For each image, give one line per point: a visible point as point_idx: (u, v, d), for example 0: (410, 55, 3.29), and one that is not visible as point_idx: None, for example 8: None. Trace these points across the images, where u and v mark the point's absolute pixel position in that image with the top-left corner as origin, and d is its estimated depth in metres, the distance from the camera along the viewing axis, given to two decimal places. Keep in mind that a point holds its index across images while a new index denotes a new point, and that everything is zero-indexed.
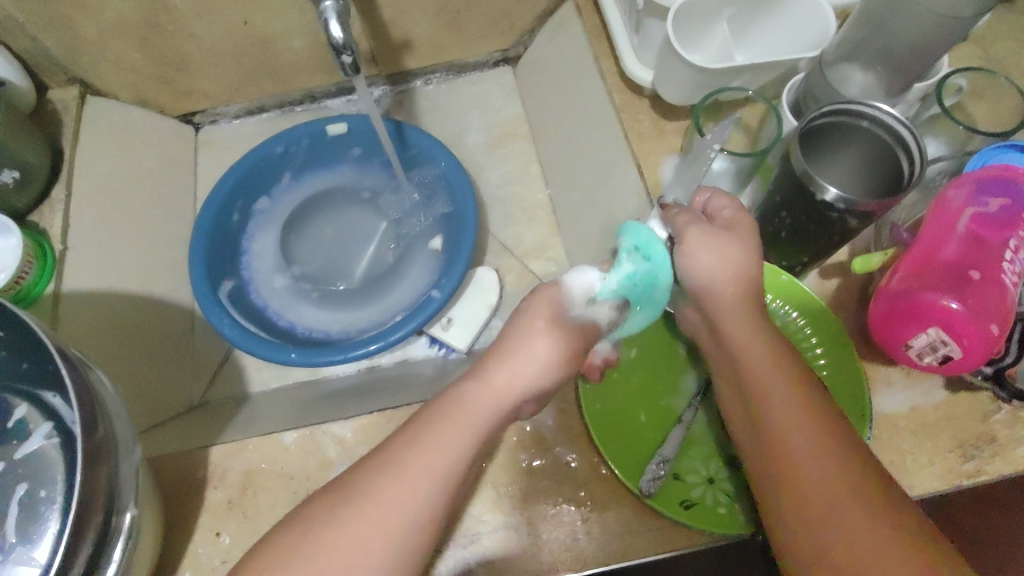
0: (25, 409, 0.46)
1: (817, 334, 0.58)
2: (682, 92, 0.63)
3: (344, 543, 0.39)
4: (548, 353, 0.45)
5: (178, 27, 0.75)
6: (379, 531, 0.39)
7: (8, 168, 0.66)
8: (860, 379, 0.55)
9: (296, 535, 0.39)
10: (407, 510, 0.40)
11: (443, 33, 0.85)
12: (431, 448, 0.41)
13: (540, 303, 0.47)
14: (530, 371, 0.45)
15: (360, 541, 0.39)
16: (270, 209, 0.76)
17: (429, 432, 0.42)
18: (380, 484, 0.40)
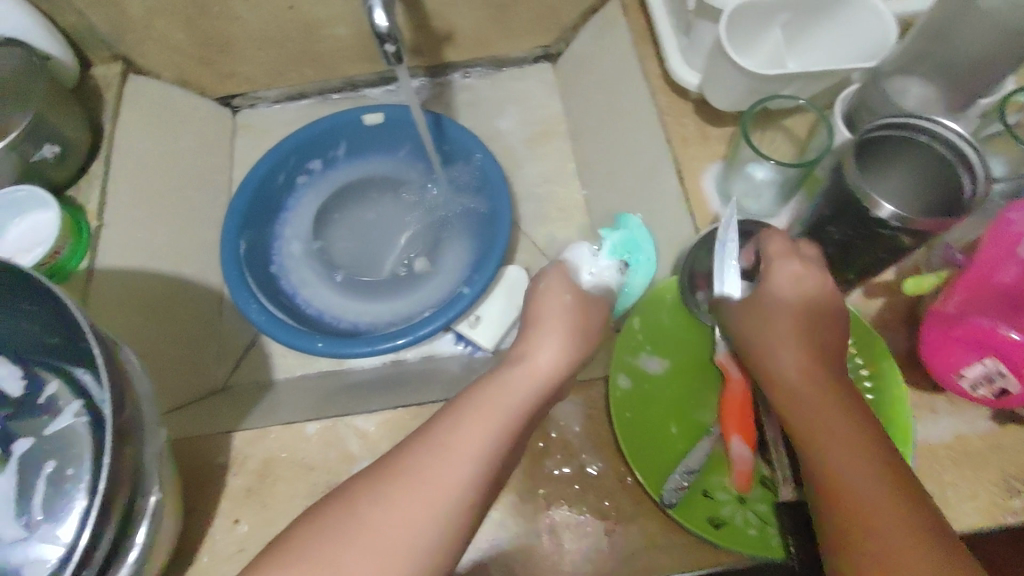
0: (55, 385, 0.47)
1: (862, 353, 0.55)
2: (729, 97, 0.61)
3: (392, 526, 0.38)
4: (569, 333, 0.47)
5: (224, 10, 0.76)
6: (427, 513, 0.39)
7: (49, 143, 0.66)
8: (906, 406, 0.52)
9: (338, 517, 0.39)
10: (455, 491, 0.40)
11: (486, 27, 0.84)
12: (477, 428, 0.42)
13: (556, 281, 0.50)
14: (553, 352, 0.46)
15: (407, 523, 0.39)
16: (316, 188, 0.76)
17: (473, 413, 0.42)
18: (425, 467, 0.40)
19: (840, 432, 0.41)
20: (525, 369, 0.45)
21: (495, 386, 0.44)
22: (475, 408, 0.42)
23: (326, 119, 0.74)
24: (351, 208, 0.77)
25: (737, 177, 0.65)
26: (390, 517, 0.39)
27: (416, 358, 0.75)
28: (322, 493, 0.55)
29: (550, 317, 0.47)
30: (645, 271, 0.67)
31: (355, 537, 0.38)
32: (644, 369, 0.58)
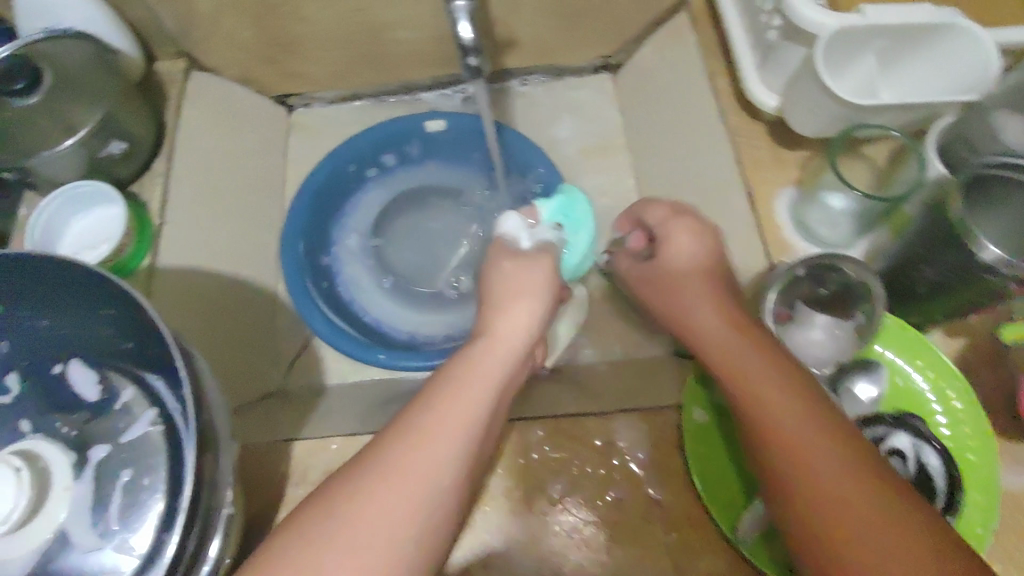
0: (130, 392, 0.47)
1: (964, 413, 0.52)
2: (814, 125, 0.60)
3: (375, 515, 0.40)
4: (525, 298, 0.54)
5: (291, 10, 0.75)
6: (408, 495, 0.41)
7: (116, 139, 0.67)
8: (994, 484, 0.49)
9: (320, 513, 0.40)
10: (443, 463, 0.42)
11: (550, 36, 0.83)
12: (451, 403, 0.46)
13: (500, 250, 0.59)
14: (510, 320, 0.53)
15: (390, 509, 0.40)
16: (382, 187, 0.76)
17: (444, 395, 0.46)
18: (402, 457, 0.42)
19: (788, 418, 0.44)
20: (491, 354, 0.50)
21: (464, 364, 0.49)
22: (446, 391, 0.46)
23: (395, 124, 0.74)
24: (412, 212, 0.76)
25: (812, 207, 0.64)
26: (372, 504, 0.40)
27: None
28: None
29: (516, 294, 0.55)
30: (585, 230, 0.67)
31: (343, 526, 0.39)
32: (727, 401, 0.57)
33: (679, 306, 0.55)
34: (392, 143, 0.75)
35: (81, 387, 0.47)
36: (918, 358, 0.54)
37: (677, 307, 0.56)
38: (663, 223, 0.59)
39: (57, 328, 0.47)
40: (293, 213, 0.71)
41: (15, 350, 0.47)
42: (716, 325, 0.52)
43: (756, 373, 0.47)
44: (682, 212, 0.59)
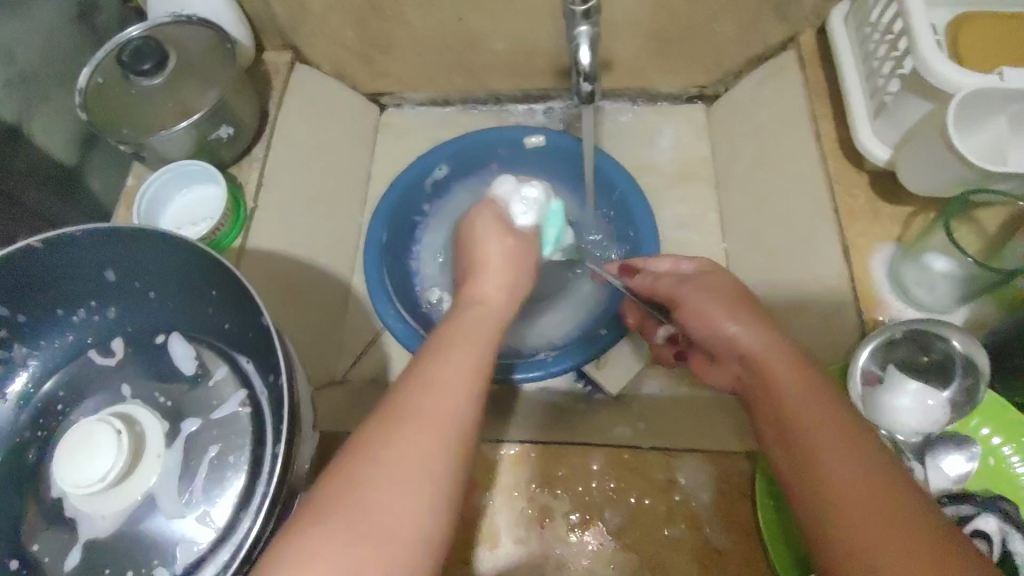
0: (224, 372, 0.49)
1: None
2: (929, 182, 0.57)
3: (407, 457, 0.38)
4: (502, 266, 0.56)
5: (395, 14, 0.77)
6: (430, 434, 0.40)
7: (226, 125, 0.70)
8: None
9: (354, 462, 0.38)
10: (459, 412, 0.41)
11: (645, 60, 0.82)
12: (453, 354, 0.45)
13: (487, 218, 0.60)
14: (498, 285, 0.54)
15: (414, 446, 0.39)
16: (473, 190, 0.78)
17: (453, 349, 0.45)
18: (426, 399, 0.41)
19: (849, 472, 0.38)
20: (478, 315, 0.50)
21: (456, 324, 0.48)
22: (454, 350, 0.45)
23: (501, 132, 0.75)
24: None
25: (911, 266, 0.60)
26: (394, 443, 0.39)
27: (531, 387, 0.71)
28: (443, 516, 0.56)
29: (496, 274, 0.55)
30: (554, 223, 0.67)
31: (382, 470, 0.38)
32: None
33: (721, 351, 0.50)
34: (489, 150, 0.76)
35: (177, 359, 0.50)
36: (1006, 439, 0.51)
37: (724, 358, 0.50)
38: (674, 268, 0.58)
39: (164, 301, 0.50)
40: (385, 197, 0.72)
41: (122, 316, 0.51)
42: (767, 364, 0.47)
43: (827, 448, 0.40)
44: (702, 261, 0.56)
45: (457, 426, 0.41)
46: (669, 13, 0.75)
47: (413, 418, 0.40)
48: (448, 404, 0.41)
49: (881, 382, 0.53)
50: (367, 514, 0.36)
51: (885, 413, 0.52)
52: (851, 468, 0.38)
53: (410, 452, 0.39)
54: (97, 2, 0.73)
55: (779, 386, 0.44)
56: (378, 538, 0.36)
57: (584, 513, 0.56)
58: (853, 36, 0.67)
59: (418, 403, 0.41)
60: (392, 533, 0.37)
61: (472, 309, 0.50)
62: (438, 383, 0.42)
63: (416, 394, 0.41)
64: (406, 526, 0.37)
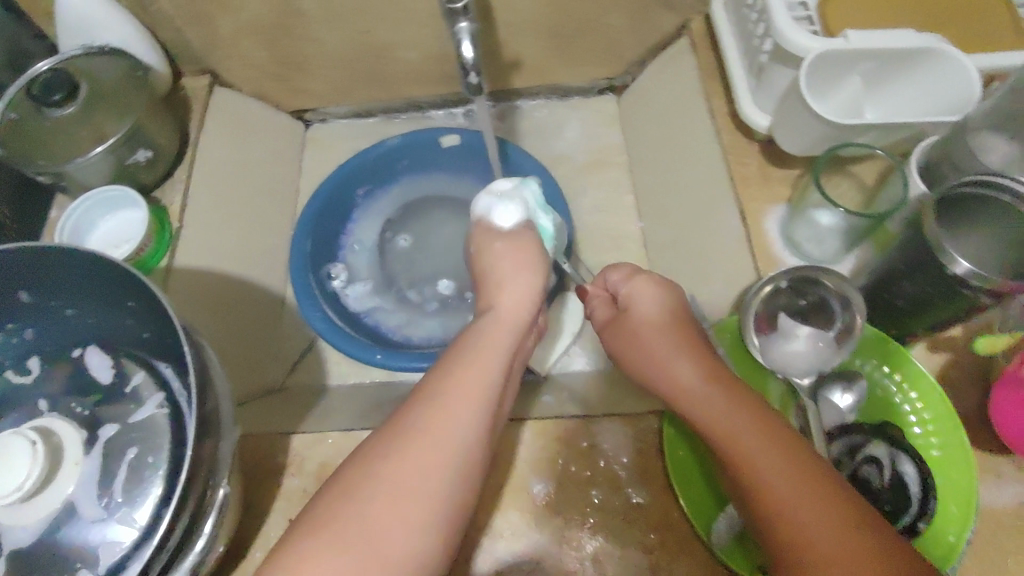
0: (141, 376, 0.50)
1: (935, 425, 0.53)
2: (801, 142, 0.61)
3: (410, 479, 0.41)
4: (515, 276, 0.54)
5: (305, 31, 0.81)
6: (433, 456, 0.42)
7: (143, 148, 0.72)
8: (967, 492, 0.50)
9: (357, 474, 0.42)
10: (457, 428, 0.43)
11: (550, 57, 0.86)
12: (456, 377, 0.45)
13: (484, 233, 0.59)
14: (516, 293, 0.53)
15: (417, 470, 0.42)
16: (395, 192, 0.80)
17: (465, 365, 0.47)
18: (430, 420, 0.43)
19: (769, 454, 0.43)
20: (492, 322, 0.51)
21: (480, 333, 0.50)
22: (464, 365, 0.47)
23: (415, 135, 0.78)
24: (419, 219, 0.80)
25: (801, 224, 0.64)
26: (400, 467, 0.42)
27: None
28: None
29: (507, 275, 0.54)
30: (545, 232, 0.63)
31: (378, 490, 0.41)
32: None
33: (660, 362, 0.52)
34: (405, 153, 0.79)
35: (94, 370, 0.52)
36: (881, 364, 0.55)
37: (660, 368, 0.52)
38: (624, 283, 0.58)
39: (82, 318, 0.51)
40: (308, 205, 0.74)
41: (40, 336, 0.52)
42: (689, 372, 0.50)
43: (745, 434, 0.44)
44: (648, 275, 0.58)
45: (455, 441, 0.43)
46: (565, 10, 0.79)
47: (415, 442, 0.42)
48: (449, 423, 0.43)
49: (770, 327, 0.56)
50: (364, 530, 0.40)
51: (778, 357, 0.56)
52: (772, 453, 0.43)
53: (407, 469, 0.42)
54: (29, 51, 0.75)
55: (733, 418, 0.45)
56: (381, 548, 0.40)
57: (513, 487, 0.57)
58: (730, 18, 0.72)
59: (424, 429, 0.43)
60: (392, 543, 0.40)
61: (490, 319, 0.51)
62: (455, 403, 0.44)
63: (423, 417, 0.43)
64: (397, 532, 0.40)
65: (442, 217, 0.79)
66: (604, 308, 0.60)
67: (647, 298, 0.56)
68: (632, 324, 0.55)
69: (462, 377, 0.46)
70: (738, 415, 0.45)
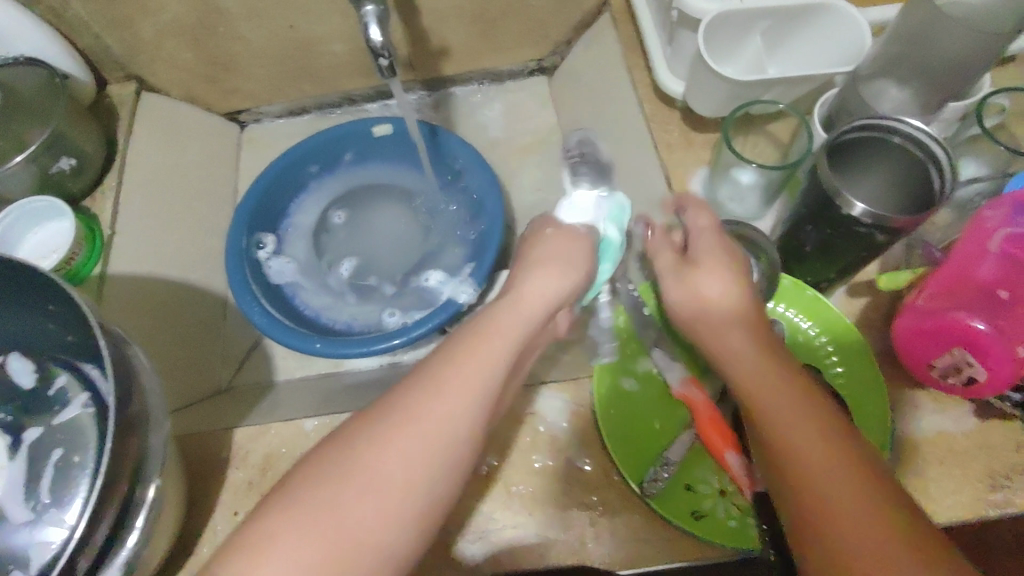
0: (65, 378, 0.50)
1: (845, 361, 0.55)
2: (712, 102, 0.62)
3: (389, 462, 0.39)
4: (555, 262, 0.53)
5: (229, 30, 0.80)
6: (420, 444, 0.40)
7: (66, 155, 0.70)
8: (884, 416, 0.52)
9: (336, 458, 0.40)
10: (451, 418, 0.42)
11: (478, 42, 0.87)
12: (452, 372, 0.43)
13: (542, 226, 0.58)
14: (549, 275, 0.52)
15: (399, 455, 0.40)
16: (326, 188, 0.81)
17: (465, 351, 0.45)
18: (425, 407, 0.41)
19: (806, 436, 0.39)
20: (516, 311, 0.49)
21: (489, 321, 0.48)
22: (469, 353, 0.45)
23: (345, 126, 0.77)
24: (357, 210, 0.81)
25: (723, 182, 0.66)
26: (384, 452, 0.40)
27: (412, 361, 0.76)
28: None
29: (548, 256, 0.54)
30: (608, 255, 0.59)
31: (354, 477, 0.39)
32: (637, 374, 0.59)
33: (718, 334, 0.47)
34: (338, 145, 0.79)
35: (17, 376, 0.51)
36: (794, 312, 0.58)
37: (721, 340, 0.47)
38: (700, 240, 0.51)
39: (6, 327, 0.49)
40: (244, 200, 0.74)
41: None
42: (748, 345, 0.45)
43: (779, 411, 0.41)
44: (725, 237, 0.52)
45: (446, 431, 0.41)
46: None
47: (406, 425, 0.41)
48: (441, 414, 0.41)
49: None
50: (349, 508, 0.38)
51: None
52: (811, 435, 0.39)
53: (388, 450, 0.40)
54: None
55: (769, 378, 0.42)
56: (350, 536, 0.37)
57: None
58: None
59: (415, 415, 0.41)
60: (367, 531, 0.38)
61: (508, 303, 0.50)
62: (452, 392, 0.42)
63: (418, 393, 0.42)
64: (371, 520, 0.38)
65: (374, 210, 0.81)
66: (665, 255, 0.54)
67: (715, 280, 0.49)
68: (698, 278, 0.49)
69: (462, 364, 0.44)
70: (772, 388, 0.42)
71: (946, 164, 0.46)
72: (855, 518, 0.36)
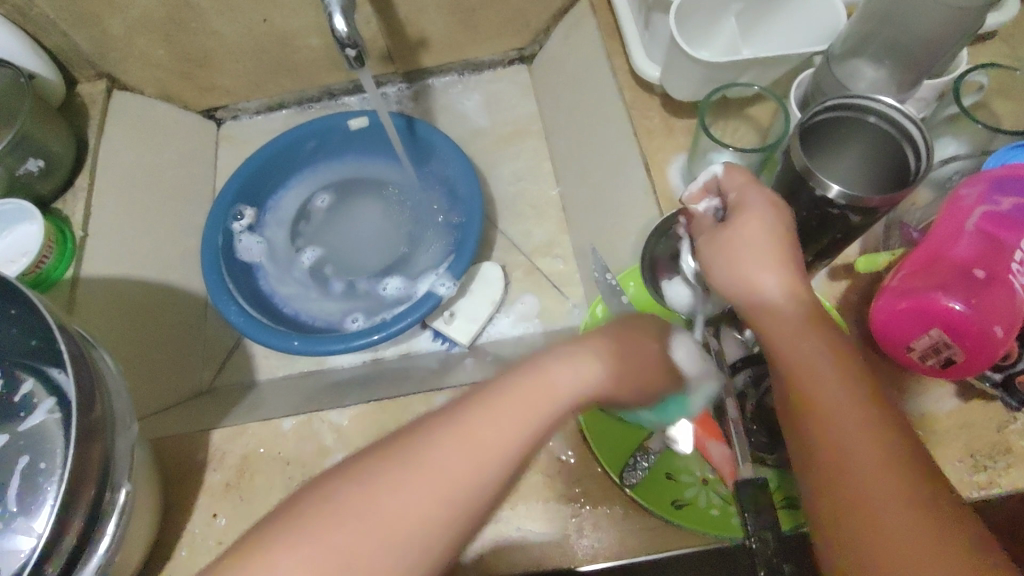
0: (31, 384, 0.49)
1: None
2: (688, 87, 0.61)
3: (403, 509, 0.36)
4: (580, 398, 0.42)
5: (200, 24, 0.78)
6: (441, 492, 0.37)
7: (33, 157, 0.69)
8: None
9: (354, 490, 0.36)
10: (479, 471, 0.38)
11: (457, 31, 0.86)
12: (477, 415, 0.39)
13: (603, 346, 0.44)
14: (571, 383, 0.42)
15: (418, 503, 0.37)
16: (300, 185, 0.80)
17: (499, 395, 0.40)
18: (447, 452, 0.38)
19: (853, 421, 0.35)
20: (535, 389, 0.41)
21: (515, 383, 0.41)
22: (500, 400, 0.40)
23: (321, 119, 0.76)
24: (336, 204, 0.80)
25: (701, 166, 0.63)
26: (399, 493, 0.36)
27: (394, 357, 0.76)
28: (297, 486, 0.57)
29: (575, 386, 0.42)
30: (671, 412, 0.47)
31: (367, 517, 0.36)
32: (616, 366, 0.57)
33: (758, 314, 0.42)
34: (314, 138, 0.78)
35: None
36: None
37: (770, 325, 0.41)
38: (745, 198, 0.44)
39: None
40: (222, 195, 0.73)
41: None
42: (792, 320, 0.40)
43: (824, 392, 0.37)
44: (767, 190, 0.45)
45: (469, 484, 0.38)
46: None
47: (426, 467, 0.37)
48: (465, 466, 0.38)
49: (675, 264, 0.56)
50: (355, 547, 0.35)
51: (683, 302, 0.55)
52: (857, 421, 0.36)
53: (402, 490, 0.37)
54: None
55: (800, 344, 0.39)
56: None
57: None
58: None
59: (433, 455, 0.38)
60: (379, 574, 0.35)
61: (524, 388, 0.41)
62: (480, 443, 0.38)
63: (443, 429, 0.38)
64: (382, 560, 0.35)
65: (351, 207, 0.80)
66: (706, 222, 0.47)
67: (768, 275, 0.42)
68: (735, 225, 0.43)
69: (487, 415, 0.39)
70: (820, 369, 0.38)
71: (920, 142, 0.45)
72: (870, 500, 0.33)
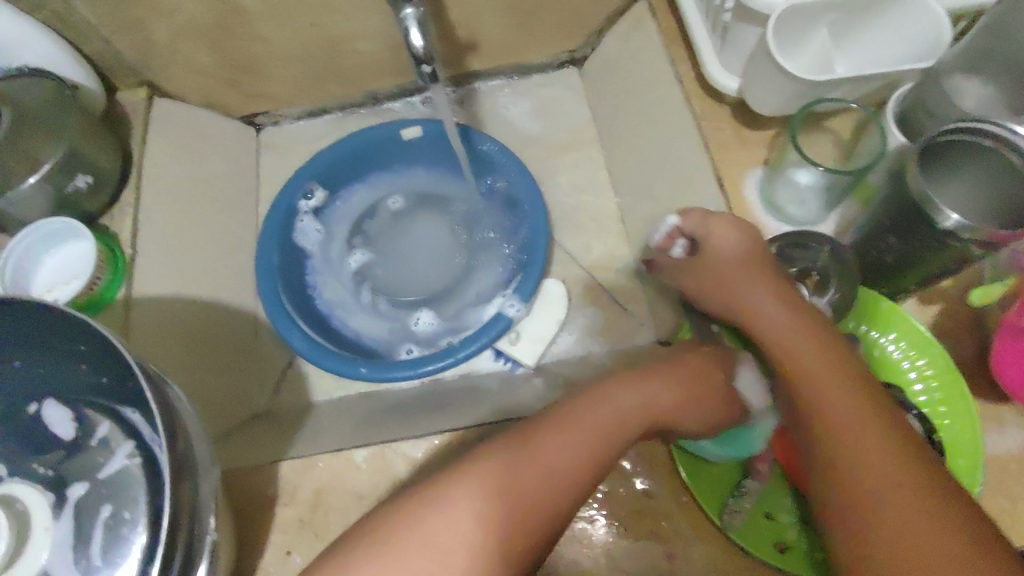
0: (107, 426, 0.46)
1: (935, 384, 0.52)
2: (770, 104, 0.59)
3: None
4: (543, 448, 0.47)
5: (247, 31, 0.75)
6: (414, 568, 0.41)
7: (82, 173, 0.66)
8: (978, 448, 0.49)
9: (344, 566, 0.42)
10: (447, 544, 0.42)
11: (509, 34, 0.82)
12: (451, 491, 0.44)
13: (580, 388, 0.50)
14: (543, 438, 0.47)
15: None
16: (368, 188, 0.78)
17: (479, 473, 0.45)
18: (423, 530, 0.42)
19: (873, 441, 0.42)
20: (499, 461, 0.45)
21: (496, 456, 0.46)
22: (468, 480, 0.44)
23: (375, 130, 0.74)
24: (390, 218, 0.77)
25: (780, 183, 0.62)
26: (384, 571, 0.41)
27: (455, 377, 0.73)
28: None
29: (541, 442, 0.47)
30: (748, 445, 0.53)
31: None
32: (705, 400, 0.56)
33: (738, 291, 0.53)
34: (367, 150, 0.75)
35: (56, 426, 0.48)
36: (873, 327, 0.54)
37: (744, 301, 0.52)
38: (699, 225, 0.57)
39: (37, 365, 0.46)
40: (271, 213, 0.71)
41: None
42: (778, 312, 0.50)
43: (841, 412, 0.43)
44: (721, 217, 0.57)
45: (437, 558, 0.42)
46: None
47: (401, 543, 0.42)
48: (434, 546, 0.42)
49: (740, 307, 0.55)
50: None
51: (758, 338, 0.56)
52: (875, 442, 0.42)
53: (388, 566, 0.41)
54: None
55: (846, 406, 0.43)
56: None
57: None
58: None
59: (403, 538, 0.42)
60: None
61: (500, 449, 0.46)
62: (449, 513, 0.43)
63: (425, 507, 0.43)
64: None
65: (405, 221, 0.77)
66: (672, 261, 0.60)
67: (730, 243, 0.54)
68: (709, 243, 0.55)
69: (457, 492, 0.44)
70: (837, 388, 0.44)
71: None
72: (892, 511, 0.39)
